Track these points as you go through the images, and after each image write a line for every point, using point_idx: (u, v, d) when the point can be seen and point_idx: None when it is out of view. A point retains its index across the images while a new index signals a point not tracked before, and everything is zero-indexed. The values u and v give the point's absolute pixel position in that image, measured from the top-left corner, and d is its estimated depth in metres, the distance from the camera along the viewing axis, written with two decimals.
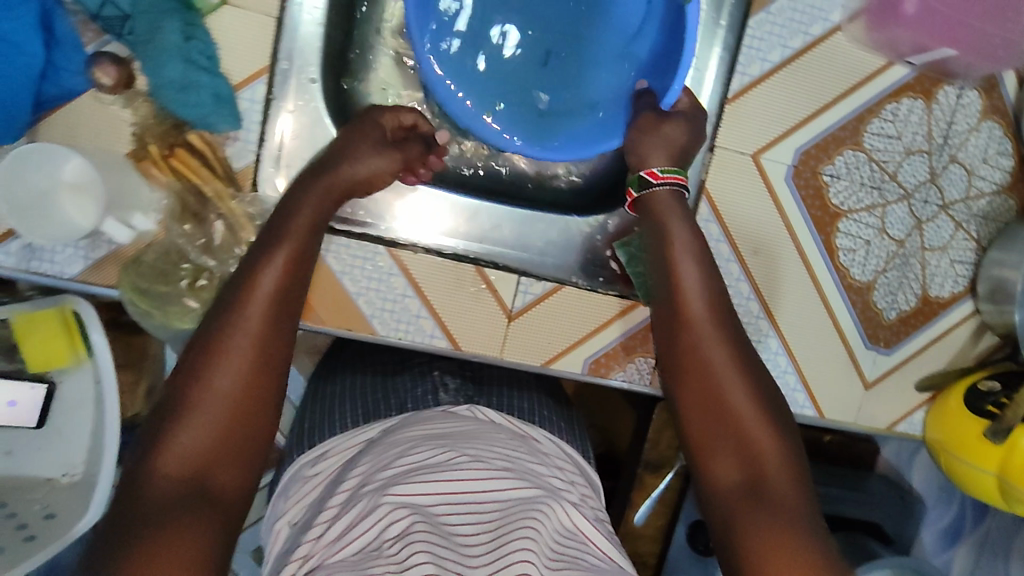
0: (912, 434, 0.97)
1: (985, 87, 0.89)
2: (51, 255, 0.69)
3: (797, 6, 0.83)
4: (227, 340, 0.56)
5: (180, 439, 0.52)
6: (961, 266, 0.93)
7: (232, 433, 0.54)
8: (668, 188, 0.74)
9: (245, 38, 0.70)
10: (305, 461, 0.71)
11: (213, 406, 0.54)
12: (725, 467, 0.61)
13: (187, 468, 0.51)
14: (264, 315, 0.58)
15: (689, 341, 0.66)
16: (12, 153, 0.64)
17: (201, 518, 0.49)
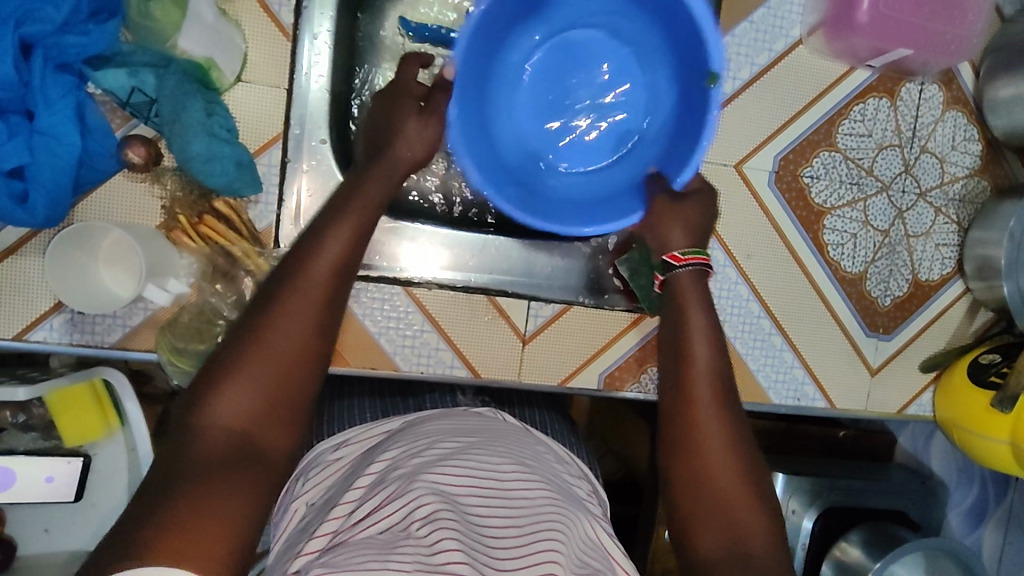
0: (924, 415, 1.01)
1: (945, 81, 0.95)
2: (93, 326, 0.74)
3: (760, 27, 0.89)
4: (290, 295, 0.54)
5: (236, 390, 0.50)
6: (947, 248, 0.98)
7: (287, 393, 0.52)
8: (691, 270, 0.68)
9: (259, 110, 0.77)
10: (325, 446, 0.74)
11: (272, 359, 0.52)
12: (710, 540, 0.55)
13: (239, 421, 0.50)
14: (327, 282, 0.56)
15: (686, 394, 0.61)
16: (58, 236, 0.68)
17: (249, 477, 0.48)
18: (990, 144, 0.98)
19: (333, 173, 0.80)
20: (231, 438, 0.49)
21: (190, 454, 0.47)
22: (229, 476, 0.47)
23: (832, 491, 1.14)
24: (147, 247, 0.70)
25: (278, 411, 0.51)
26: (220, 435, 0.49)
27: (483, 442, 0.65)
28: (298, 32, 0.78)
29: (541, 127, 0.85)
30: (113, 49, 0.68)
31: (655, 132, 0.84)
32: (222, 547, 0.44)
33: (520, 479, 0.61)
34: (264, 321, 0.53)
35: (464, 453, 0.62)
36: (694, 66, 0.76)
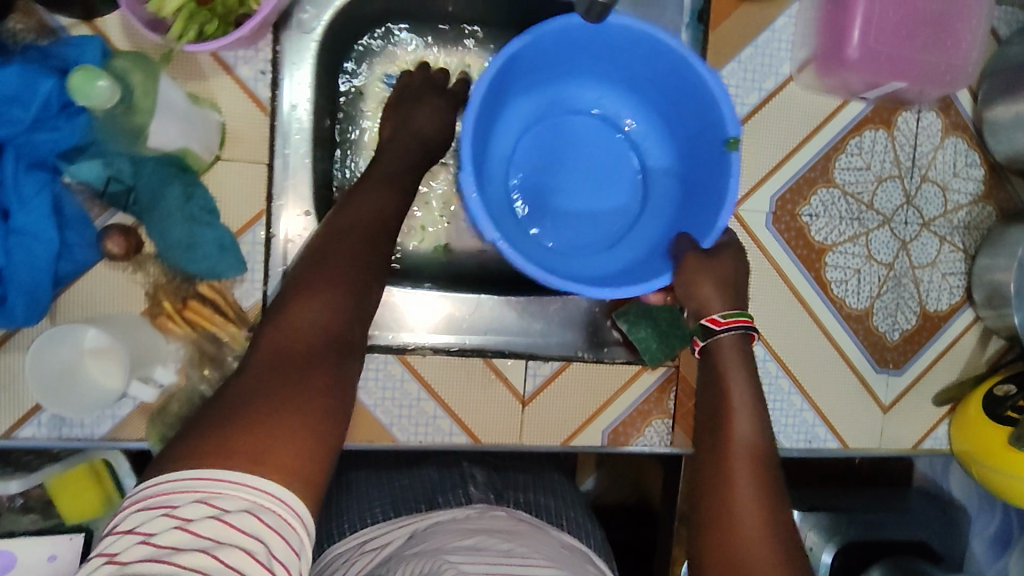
0: (940, 449, 0.98)
1: (942, 108, 0.93)
2: (81, 419, 0.73)
3: (749, 66, 0.87)
4: (340, 240, 0.60)
5: (299, 307, 0.54)
6: (954, 277, 0.95)
7: (343, 318, 0.55)
8: (734, 333, 0.69)
9: (240, 188, 0.75)
10: (341, 552, 0.72)
11: (335, 282, 0.56)
12: None
13: (308, 330, 0.53)
14: (365, 235, 0.62)
15: (725, 463, 0.59)
16: (44, 335, 0.65)
17: (323, 379, 0.50)
18: (992, 168, 0.95)
19: None
20: (309, 341, 0.52)
21: (269, 355, 0.51)
22: (303, 376, 0.50)
23: (851, 527, 1.12)
24: (132, 335, 0.70)
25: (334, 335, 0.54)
26: (293, 330, 0.53)
27: (510, 537, 0.65)
28: (276, 104, 0.76)
29: (541, 222, 0.84)
30: (87, 140, 0.65)
31: (654, 223, 0.84)
32: (303, 434, 0.47)
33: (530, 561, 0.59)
34: (313, 264, 0.58)
35: (486, 543, 0.62)
36: (708, 139, 0.74)
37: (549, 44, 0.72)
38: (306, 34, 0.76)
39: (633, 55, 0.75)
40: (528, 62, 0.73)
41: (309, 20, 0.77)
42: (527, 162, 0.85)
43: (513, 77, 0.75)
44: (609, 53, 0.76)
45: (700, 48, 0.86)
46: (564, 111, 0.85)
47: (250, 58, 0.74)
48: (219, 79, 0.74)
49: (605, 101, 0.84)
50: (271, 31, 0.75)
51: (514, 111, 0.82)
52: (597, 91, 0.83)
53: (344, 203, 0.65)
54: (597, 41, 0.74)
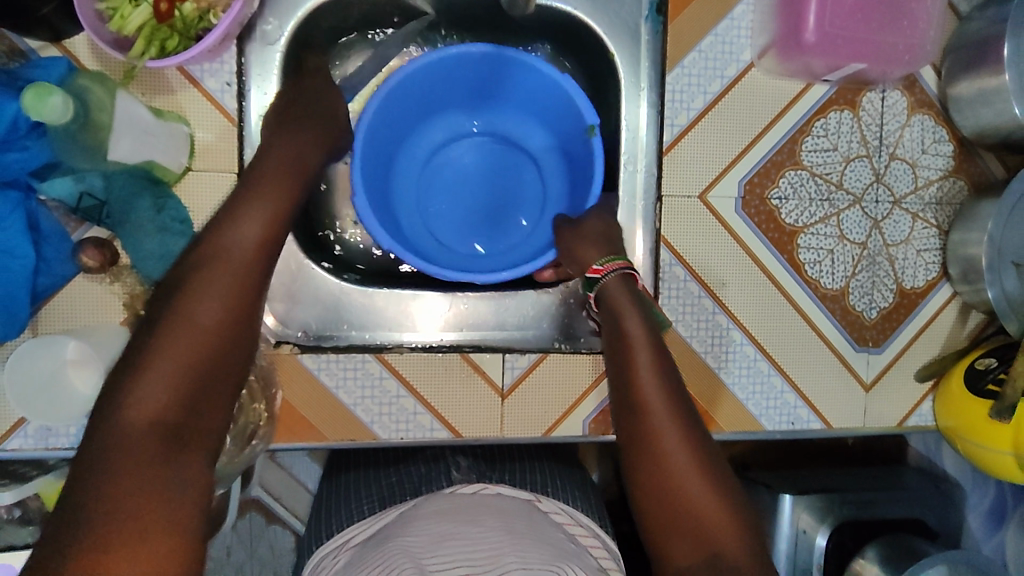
0: (925, 425, 0.98)
1: (907, 86, 0.93)
2: (66, 430, 0.74)
3: (710, 54, 0.88)
4: (199, 285, 0.56)
5: (154, 369, 0.52)
6: (929, 253, 0.96)
7: (209, 368, 0.54)
8: (616, 274, 0.75)
9: (212, 198, 0.77)
10: (325, 552, 0.74)
11: (189, 338, 0.54)
12: (681, 552, 0.58)
13: (154, 407, 0.51)
14: (241, 264, 0.59)
15: (640, 415, 0.63)
16: (32, 341, 0.68)
17: (173, 466, 0.50)
18: (962, 143, 0.95)
19: None
20: (156, 422, 0.51)
21: (115, 440, 0.50)
22: (153, 466, 0.49)
23: (844, 505, 1.11)
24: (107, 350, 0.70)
25: (196, 398, 0.53)
26: (143, 405, 0.51)
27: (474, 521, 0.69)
28: (243, 114, 0.78)
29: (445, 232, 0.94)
30: (56, 158, 0.66)
31: (550, 216, 0.94)
32: (163, 529, 0.47)
33: (501, 547, 0.63)
34: (175, 310, 0.55)
35: (455, 534, 0.66)
36: (574, 133, 0.87)
37: (430, 75, 0.84)
38: (270, 45, 0.79)
39: (503, 77, 0.88)
40: (414, 94, 0.86)
41: (272, 32, 0.79)
42: (434, 184, 0.95)
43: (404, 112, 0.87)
44: (476, 79, 0.88)
45: (661, 39, 0.87)
46: (461, 133, 0.96)
47: (216, 71, 0.76)
48: (187, 92, 0.76)
49: (492, 121, 0.96)
50: (235, 44, 0.77)
51: (418, 141, 0.94)
52: (477, 113, 0.95)
53: (212, 230, 0.61)
54: (479, 75, 0.87)
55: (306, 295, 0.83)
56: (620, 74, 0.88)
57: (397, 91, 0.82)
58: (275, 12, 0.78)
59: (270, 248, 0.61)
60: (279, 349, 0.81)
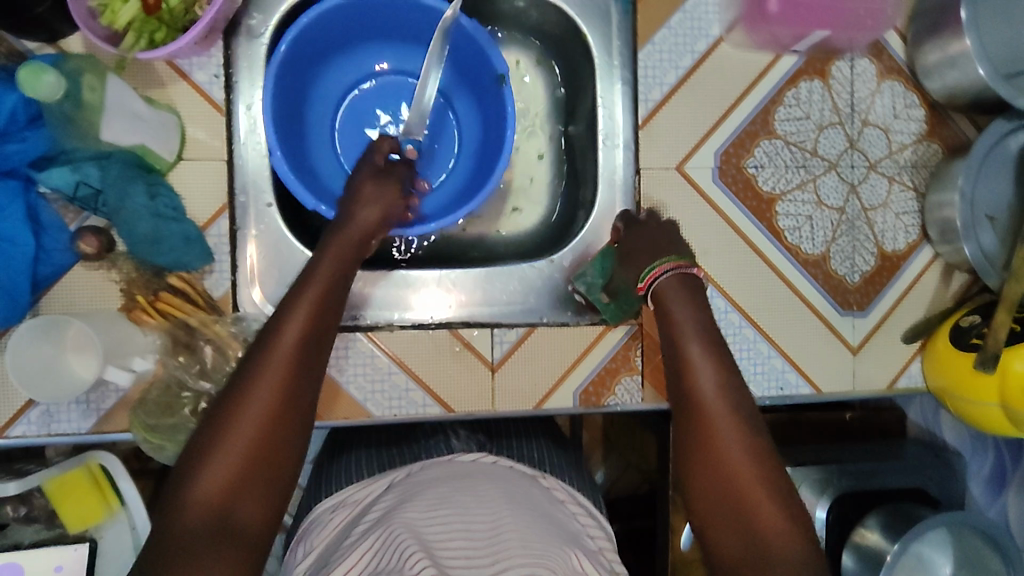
0: (916, 387, 0.98)
1: (874, 53, 0.96)
2: (67, 415, 0.76)
3: (679, 31, 0.91)
4: (260, 372, 0.63)
5: (218, 453, 0.59)
6: (908, 216, 0.97)
7: (263, 456, 0.60)
8: (672, 276, 0.80)
9: (203, 186, 0.80)
10: (325, 508, 0.80)
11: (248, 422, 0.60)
12: (703, 485, 0.64)
13: (217, 490, 0.57)
14: (293, 355, 0.65)
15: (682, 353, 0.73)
16: (35, 322, 0.69)
17: (226, 553, 0.55)
18: (933, 107, 0.98)
19: (281, 235, 0.83)
20: (211, 512, 0.56)
21: (178, 526, 0.55)
22: (211, 548, 0.55)
23: (843, 478, 1.11)
24: (107, 333, 0.72)
25: (253, 484, 0.59)
26: (205, 497, 0.57)
27: (464, 485, 0.71)
28: (231, 105, 0.82)
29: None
30: (55, 149, 0.71)
31: (470, 153, 0.99)
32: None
33: (499, 518, 0.65)
34: (241, 394, 0.62)
35: (452, 495, 0.69)
36: (486, 78, 0.90)
37: (333, 19, 0.85)
38: (256, 38, 0.82)
39: (414, 22, 0.90)
40: (318, 38, 0.86)
41: (257, 26, 0.82)
42: (348, 127, 0.97)
43: (303, 59, 0.87)
44: (379, 19, 0.89)
45: (631, 18, 0.91)
46: (372, 75, 0.97)
47: (204, 65, 0.80)
48: (177, 85, 0.79)
49: (403, 64, 0.97)
50: (221, 38, 0.81)
51: (325, 86, 0.94)
52: (381, 54, 0.96)
53: (272, 324, 0.67)
54: (370, 14, 0.87)
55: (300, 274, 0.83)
56: (594, 54, 0.92)
57: (304, 37, 0.83)
58: (259, 7, 0.82)
59: (320, 333, 0.68)
60: None
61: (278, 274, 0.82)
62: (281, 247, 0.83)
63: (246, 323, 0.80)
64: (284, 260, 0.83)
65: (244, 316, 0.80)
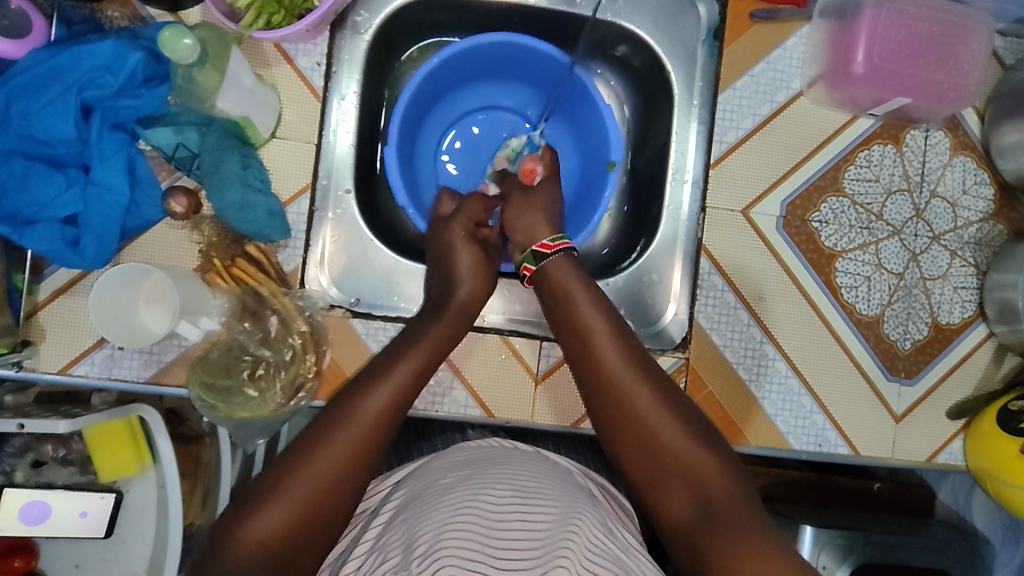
0: (955, 464, 0.96)
1: (950, 127, 0.97)
2: (128, 362, 0.79)
3: (761, 80, 0.94)
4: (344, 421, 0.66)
5: (272, 505, 0.60)
6: (966, 291, 0.97)
7: (316, 518, 0.61)
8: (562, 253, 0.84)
9: (290, 164, 0.83)
10: None
11: (322, 466, 0.63)
12: (674, 501, 0.67)
13: (271, 534, 0.59)
14: (377, 420, 0.67)
15: (603, 372, 0.74)
16: (118, 267, 0.73)
17: None
18: (1004, 188, 0.98)
19: (356, 222, 0.86)
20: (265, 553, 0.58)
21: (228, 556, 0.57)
22: None
23: (868, 546, 1.05)
24: (185, 287, 0.76)
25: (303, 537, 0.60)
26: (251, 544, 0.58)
27: (487, 471, 0.70)
28: (327, 94, 0.86)
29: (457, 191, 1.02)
30: (162, 110, 0.77)
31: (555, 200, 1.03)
32: None
33: (521, 504, 0.64)
34: (324, 434, 0.65)
35: (475, 480, 0.68)
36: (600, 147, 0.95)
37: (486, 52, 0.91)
38: (359, 34, 0.87)
39: (561, 82, 0.96)
40: (470, 61, 0.93)
41: (363, 22, 0.87)
42: (458, 140, 1.02)
43: (447, 72, 0.93)
44: (531, 66, 0.95)
45: (715, 62, 0.94)
46: (499, 109, 1.02)
47: (309, 51, 0.85)
48: (281, 68, 0.84)
49: (531, 113, 1.02)
50: (328, 30, 0.85)
51: (457, 100, 1.01)
52: (515, 93, 1.02)
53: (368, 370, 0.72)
54: (522, 57, 0.93)
55: (366, 260, 0.86)
56: (674, 93, 0.95)
57: (457, 57, 0.91)
58: (367, 6, 0.87)
59: (405, 394, 0.70)
60: (331, 311, 0.83)
61: (347, 258, 0.85)
62: (354, 233, 0.86)
63: (311, 298, 0.82)
64: (355, 247, 0.85)
65: (310, 293, 0.82)
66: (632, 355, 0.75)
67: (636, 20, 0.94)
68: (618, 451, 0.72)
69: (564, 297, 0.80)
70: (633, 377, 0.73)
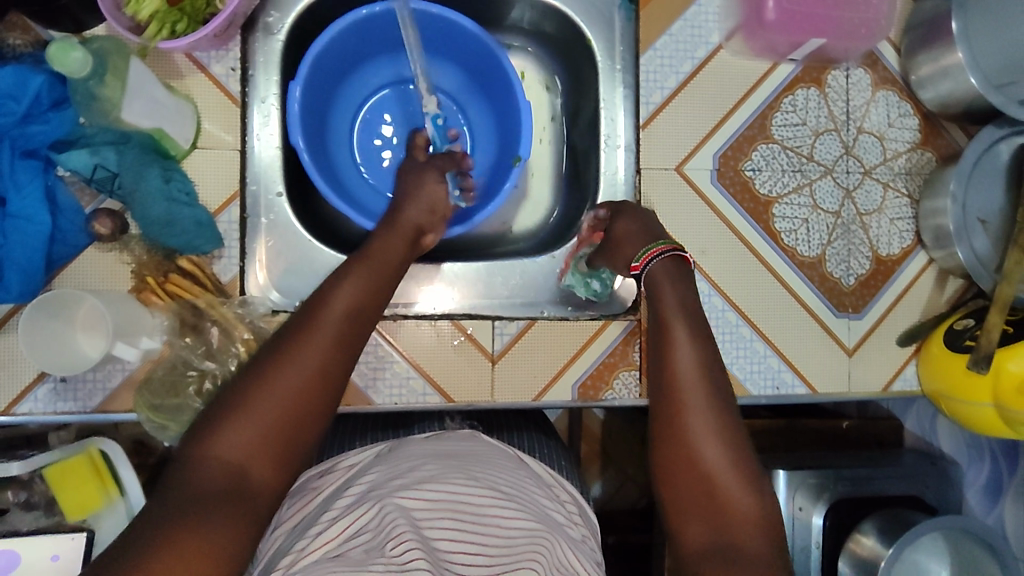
0: (911, 391, 0.99)
1: (869, 63, 0.99)
2: (74, 393, 0.77)
3: (680, 38, 0.95)
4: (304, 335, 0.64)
5: (234, 425, 0.59)
6: (902, 221, 0.99)
7: (287, 431, 0.60)
8: (658, 262, 0.79)
9: (216, 173, 0.82)
10: (310, 475, 0.80)
11: (286, 380, 0.61)
12: (695, 532, 0.65)
13: (237, 451, 0.58)
14: (337, 329, 0.65)
15: (674, 389, 0.69)
16: (36, 301, 0.71)
17: (230, 515, 0.56)
18: (927, 116, 1.00)
19: (291, 225, 0.85)
20: (225, 473, 0.57)
21: (187, 482, 0.56)
22: (219, 507, 0.55)
23: (840, 482, 1.07)
24: (118, 309, 0.74)
25: (273, 451, 0.59)
26: (212, 464, 0.57)
27: (462, 469, 0.70)
28: (246, 98, 0.85)
29: (377, 154, 1.01)
30: (75, 133, 0.76)
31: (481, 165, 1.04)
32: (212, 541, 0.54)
33: (498, 508, 0.65)
34: (284, 350, 0.63)
35: (443, 476, 0.67)
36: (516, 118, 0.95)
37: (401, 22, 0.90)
38: (272, 34, 0.86)
39: (480, 58, 0.95)
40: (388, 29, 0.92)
41: (274, 23, 0.86)
42: (380, 115, 1.02)
43: (362, 40, 0.92)
44: (447, 38, 0.93)
45: (633, 24, 0.95)
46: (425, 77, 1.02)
47: (221, 58, 0.83)
48: (195, 77, 0.82)
49: (458, 84, 1.02)
50: (239, 33, 0.84)
51: (382, 66, 0.99)
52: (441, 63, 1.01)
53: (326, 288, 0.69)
54: (439, 28, 0.92)
55: (307, 261, 0.85)
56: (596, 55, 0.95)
57: (373, 24, 0.89)
58: (276, 5, 0.86)
59: (367, 312, 0.68)
60: (274, 317, 0.82)
61: (284, 262, 0.84)
62: (290, 236, 0.85)
63: (253, 306, 0.82)
64: (293, 250, 0.85)
65: (251, 300, 0.82)
66: (710, 376, 0.70)
67: None
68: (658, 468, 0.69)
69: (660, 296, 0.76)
70: (703, 402, 0.68)
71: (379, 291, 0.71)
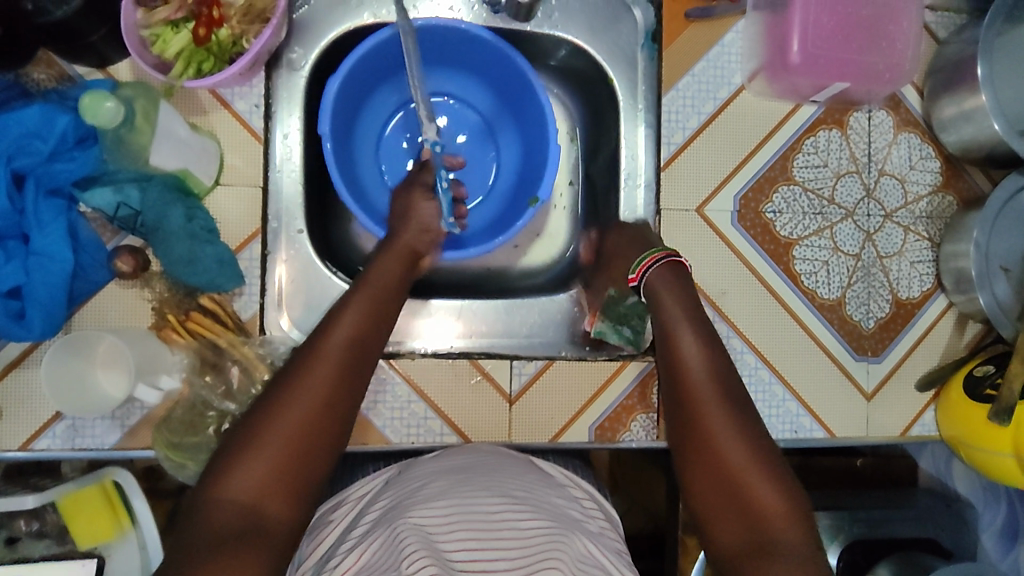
0: (929, 435, 0.98)
1: (891, 105, 0.99)
2: (92, 430, 0.77)
3: (702, 78, 0.95)
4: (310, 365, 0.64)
5: (250, 456, 0.58)
6: (922, 265, 0.98)
7: (300, 462, 0.59)
8: (659, 267, 0.80)
9: (238, 210, 0.82)
10: (326, 509, 0.78)
11: (297, 410, 0.61)
12: (727, 532, 0.63)
13: (253, 487, 0.57)
14: (342, 357, 0.65)
15: (685, 391, 0.70)
16: (60, 341, 0.72)
17: (251, 549, 0.55)
18: (949, 159, 1.00)
19: (312, 262, 0.85)
20: (242, 513, 0.56)
21: (206, 516, 0.56)
22: (236, 545, 0.54)
23: (855, 523, 1.10)
24: (139, 348, 0.75)
25: (288, 486, 0.59)
26: (225, 502, 0.57)
27: (472, 480, 0.69)
28: (269, 134, 0.84)
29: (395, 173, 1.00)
30: (98, 170, 0.75)
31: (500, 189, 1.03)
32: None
33: (511, 511, 0.64)
34: (294, 379, 0.63)
35: (455, 490, 0.67)
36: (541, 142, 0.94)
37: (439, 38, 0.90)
38: (295, 71, 0.86)
39: (511, 82, 0.95)
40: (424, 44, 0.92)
41: (297, 59, 0.86)
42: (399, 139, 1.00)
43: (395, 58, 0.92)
44: (482, 58, 0.94)
45: (655, 64, 0.95)
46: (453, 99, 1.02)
47: (245, 94, 0.83)
48: (218, 113, 0.82)
49: (487, 107, 1.03)
50: (263, 70, 0.84)
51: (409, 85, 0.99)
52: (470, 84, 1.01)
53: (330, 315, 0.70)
54: (473, 49, 0.92)
55: (327, 300, 0.85)
56: (617, 92, 0.95)
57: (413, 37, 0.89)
58: (300, 41, 0.86)
59: (369, 336, 0.69)
60: None
61: (304, 301, 0.84)
62: (310, 274, 0.85)
63: (273, 345, 0.81)
64: (314, 288, 0.84)
65: (271, 339, 0.81)
66: (715, 372, 0.71)
67: (573, 30, 0.94)
68: (684, 475, 0.68)
69: (662, 304, 0.77)
70: (711, 400, 0.69)
71: (380, 321, 0.71)
